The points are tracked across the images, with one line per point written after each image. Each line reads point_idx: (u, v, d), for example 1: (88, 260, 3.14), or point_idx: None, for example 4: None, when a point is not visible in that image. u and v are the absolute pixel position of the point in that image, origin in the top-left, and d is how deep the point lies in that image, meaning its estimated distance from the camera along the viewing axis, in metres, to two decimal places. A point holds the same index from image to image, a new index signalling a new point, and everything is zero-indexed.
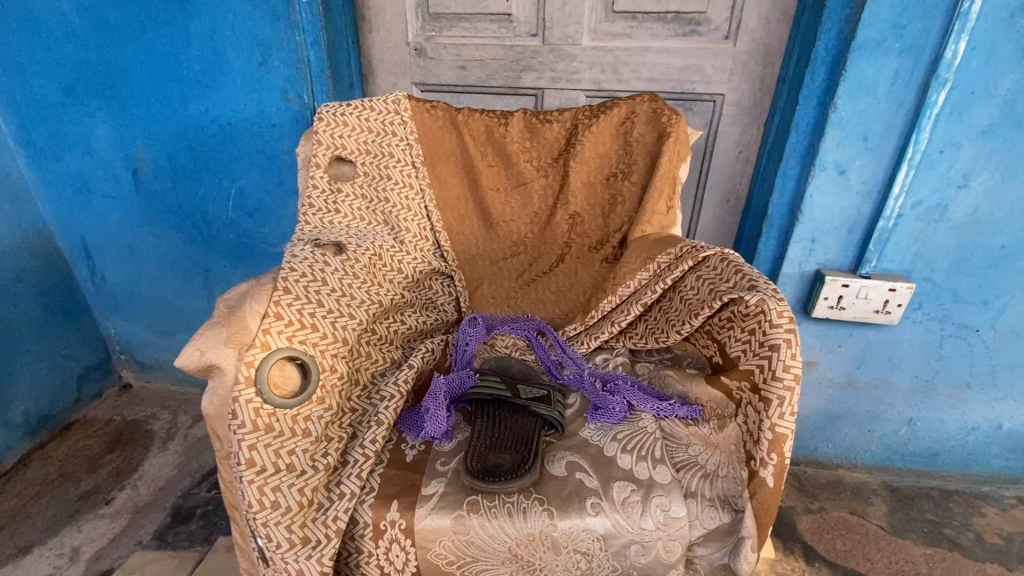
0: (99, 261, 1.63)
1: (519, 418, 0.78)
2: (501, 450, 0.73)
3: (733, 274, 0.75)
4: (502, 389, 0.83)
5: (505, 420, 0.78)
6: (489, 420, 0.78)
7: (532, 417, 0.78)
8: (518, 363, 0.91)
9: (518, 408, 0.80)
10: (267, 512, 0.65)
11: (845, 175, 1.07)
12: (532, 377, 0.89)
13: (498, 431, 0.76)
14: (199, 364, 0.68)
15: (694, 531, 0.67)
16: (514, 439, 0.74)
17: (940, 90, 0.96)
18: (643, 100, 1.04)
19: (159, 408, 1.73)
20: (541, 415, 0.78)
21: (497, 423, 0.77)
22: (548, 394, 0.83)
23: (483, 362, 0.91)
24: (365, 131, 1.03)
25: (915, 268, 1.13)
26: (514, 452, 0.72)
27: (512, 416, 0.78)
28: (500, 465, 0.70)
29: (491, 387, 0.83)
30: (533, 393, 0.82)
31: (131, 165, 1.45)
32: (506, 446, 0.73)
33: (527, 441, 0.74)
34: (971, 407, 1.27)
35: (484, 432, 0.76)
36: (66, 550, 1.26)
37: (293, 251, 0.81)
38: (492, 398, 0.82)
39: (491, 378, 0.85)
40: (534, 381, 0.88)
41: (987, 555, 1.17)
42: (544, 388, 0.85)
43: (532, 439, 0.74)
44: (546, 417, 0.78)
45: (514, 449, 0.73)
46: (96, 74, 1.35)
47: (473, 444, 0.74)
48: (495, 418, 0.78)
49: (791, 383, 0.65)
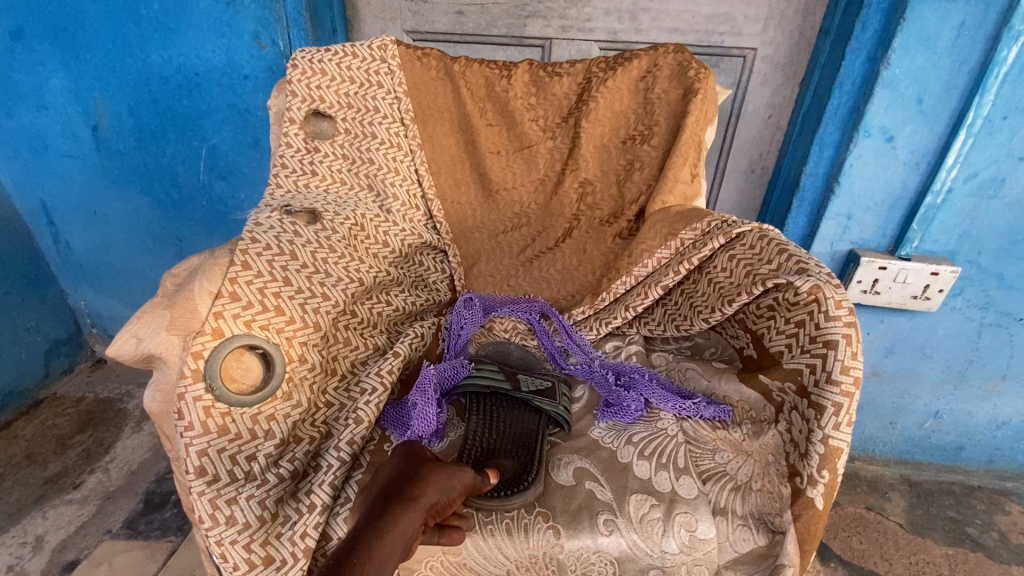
0: (62, 228, 1.50)
1: (519, 416, 0.68)
2: (496, 452, 0.63)
3: (776, 255, 0.64)
4: (501, 379, 0.72)
5: (503, 417, 0.68)
6: (485, 417, 0.68)
7: (533, 414, 0.68)
8: (518, 348, 0.80)
9: (517, 403, 0.70)
10: (222, 529, 0.55)
11: (892, 144, 0.94)
12: (534, 365, 0.78)
13: (495, 431, 0.66)
14: (138, 354, 0.57)
15: (724, 555, 0.57)
16: (515, 441, 0.64)
17: (1012, 44, 0.83)
18: (667, 52, 0.91)
19: (134, 385, 1.63)
20: (545, 412, 0.68)
21: (495, 420, 0.67)
22: (553, 386, 0.72)
23: (477, 350, 0.81)
24: (347, 81, 0.89)
25: (961, 249, 1.01)
26: (514, 456, 0.62)
27: (513, 413, 0.68)
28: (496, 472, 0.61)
29: (488, 377, 0.72)
30: (536, 384, 0.72)
31: (91, 121, 1.30)
32: (503, 449, 0.63)
33: (529, 444, 0.64)
34: (1004, 401, 1.18)
35: (479, 431, 0.66)
36: (30, 539, 1.18)
37: (257, 219, 0.69)
38: (488, 391, 0.71)
39: (491, 365, 0.75)
40: (537, 369, 0.77)
41: (1013, 556, 1.10)
42: (548, 378, 0.74)
43: (535, 442, 0.64)
44: (551, 414, 0.68)
45: (514, 453, 0.63)
46: (44, 15, 1.19)
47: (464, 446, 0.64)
48: (492, 414, 0.68)
49: (850, 387, 0.53)
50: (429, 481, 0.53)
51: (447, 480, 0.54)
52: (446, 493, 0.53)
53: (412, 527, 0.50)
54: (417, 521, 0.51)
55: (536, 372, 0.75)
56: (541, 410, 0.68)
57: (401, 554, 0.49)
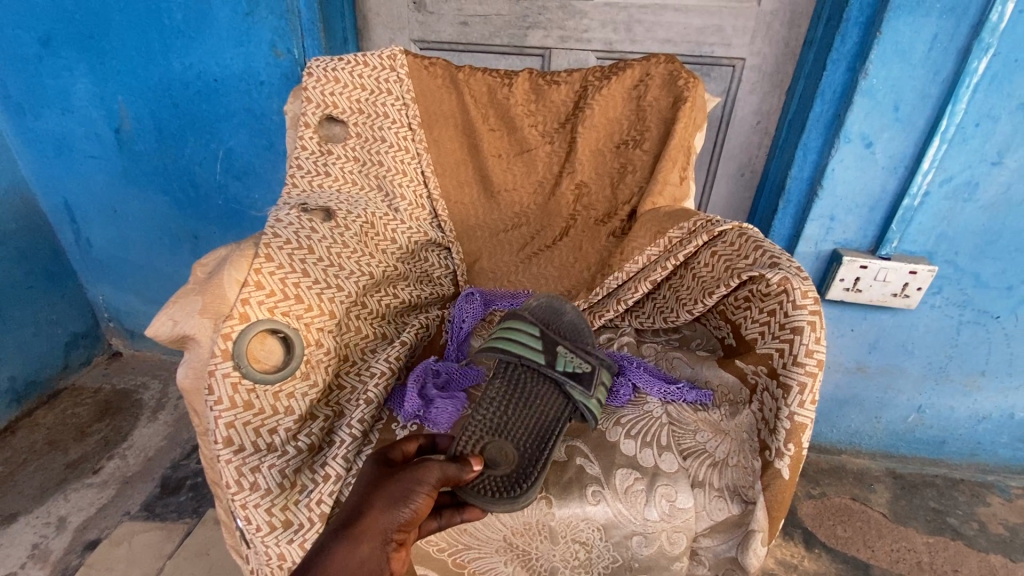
0: (83, 225, 1.57)
1: (541, 398, 0.66)
2: (504, 439, 0.62)
3: (752, 251, 0.69)
4: (539, 350, 0.68)
5: (524, 395, 0.66)
6: (509, 390, 0.66)
7: (560, 398, 0.66)
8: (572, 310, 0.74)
9: (549, 379, 0.68)
10: (246, 494, 0.61)
11: (871, 149, 1.00)
12: (584, 334, 0.73)
13: (512, 412, 0.65)
14: (173, 335, 0.63)
15: (701, 522, 0.63)
16: (530, 430, 0.64)
17: (981, 56, 0.88)
18: (659, 62, 0.97)
19: (149, 377, 1.70)
20: (573, 399, 0.65)
21: (512, 396, 0.66)
22: (592, 372, 0.67)
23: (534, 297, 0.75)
24: (359, 88, 0.96)
25: (938, 249, 1.07)
26: (520, 448, 0.62)
27: (535, 393, 0.67)
28: (498, 462, 0.60)
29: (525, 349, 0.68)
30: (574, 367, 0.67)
31: (114, 123, 1.37)
32: (512, 437, 0.62)
33: (542, 437, 0.63)
34: (984, 396, 1.23)
35: (499, 406, 0.64)
36: (53, 519, 1.24)
37: (277, 216, 0.75)
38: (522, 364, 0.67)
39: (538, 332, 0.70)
40: (585, 342, 0.72)
41: (990, 545, 1.15)
42: (589, 358, 0.69)
43: (549, 438, 0.63)
44: (579, 404, 0.65)
45: (522, 445, 0.62)
46: (73, 23, 1.26)
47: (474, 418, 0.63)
48: (513, 388, 0.67)
49: (813, 368, 0.60)
50: (379, 501, 0.49)
51: (401, 492, 0.50)
52: (403, 505, 0.49)
53: (367, 554, 0.47)
54: (369, 545, 0.48)
55: (579, 351, 0.69)
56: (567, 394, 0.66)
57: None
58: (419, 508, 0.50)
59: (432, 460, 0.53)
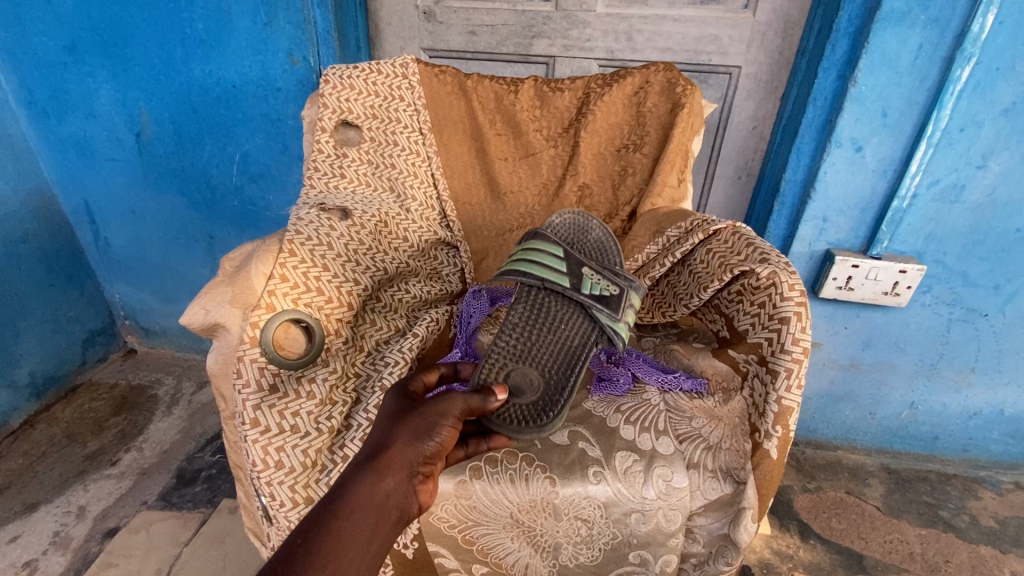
0: (102, 226, 1.62)
1: (567, 328, 0.75)
2: (536, 369, 0.72)
3: (744, 248, 0.74)
4: (564, 274, 0.75)
5: (552, 328, 0.75)
6: (539, 316, 0.75)
7: (586, 323, 0.75)
8: (596, 230, 0.80)
9: (575, 303, 0.75)
10: (271, 472, 0.66)
11: (861, 153, 1.05)
12: (609, 251, 0.78)
13: (540, 344, 0.74)
14: (205, 323, 0.69)
15: (695, 501, 0.67)
16: (560, 356, 0.73)
17: (964, 64, 0.93)
18: (658, 70, 1.02)
19: (163, 373, 1.75)
20: (599, 322, 0.73)
21: (541, 330, 0.75)
22: (620, 294, 0.74)
23: (559, 218, 0.80)
24: (373, 95, 1.01)
25: (927, 249, 1.11)
26: (553, 372, 0.72)
27: (561, 324, 0.75)
28: (533, 385, 0.70)
29: (554, 274, 0.75)
30: (602, 289, 0.74)
31: (135, 128, 1.43)
32: (543, 367, 0.72)
33: (572, 361, 0.73)
34: (974, 392, 1.27)
35: (531, 334, 0.74)
36: (73, 508, 1.29)
37: (298, 214, 0.80)
38: (553, 289, 0.75)
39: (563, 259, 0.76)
40: (610, 263, 0.77)
41: (981, 537, 1.18)
42: (613, 278, 0.75)
43: (576, 365, 0.72)
44: (604, 327, 0.74)
45: (554, 369, 0.72)
46: (98, 32, 1.32)
47: (509, 348, 0.72)
48: (543, 321, 0.75)
49: (800, 355, 0.64)
50: (404, 435, 0.53)
51: (427, 425, 0.54)
52: (429, 437, 0.54)
53: (393, 486, 0.51)
54: (395, 477, 0.51)
55: (605, 274, 0.75)
56: (595, 319, 0.74)
57: (388, 510, 0.50)
58: (444, 439, 0.55)
59: (455, 394, 0.58)
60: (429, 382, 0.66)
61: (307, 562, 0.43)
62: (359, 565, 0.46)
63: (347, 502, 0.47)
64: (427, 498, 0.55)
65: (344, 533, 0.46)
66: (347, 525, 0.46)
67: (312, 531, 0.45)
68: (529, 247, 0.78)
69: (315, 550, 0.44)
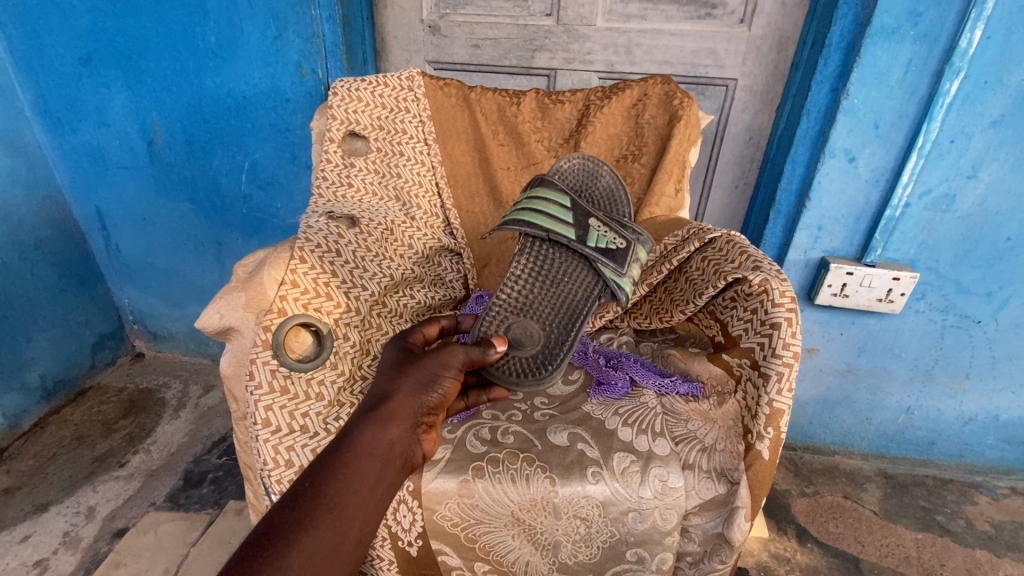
0: (113, 232, 1.66)
1: (573, 286, 0.83)
2: (541, 323, 0.81)
3: (738, 256, 0.77)
4: (571, 226, 0.83)
5: (558, 285, 0.84)
6: (546, 268, 0.85)
7: (591, 276, 0.83)
8: (607, 175, 0.88)
9: (578, 256, 0.84)
10: (281, 470, 0.69)
11: (854, 163, 1.07)
12: (617, 198, 0.87)
13: (546, 300, 0.83)
14: (219, 326, 0.72)
15: (690, 501, 0.70)
16: (564, 311, 0.82)
17: (953, 78, 0.96)
18: (656, 83, 1.06)
19: (171, 377, 1.77)
20: (603, 276, 0.81)
21: (548, 285, 0.84)
22: (626, 248, 0.81)
23: (569, 162, 0.88)
24: (379, 107, 1.04)
25: (920, 257, 1.13)
26: (555, 326, 0.81)
27: (568, 281, 0.84)
28: (534, 337, 0.80)
29: (562, 224, 0.83)
30: (608, 242, 0.81)
31: (147, 137, 1.47)
32: (547, 321, 0.81)
33: (574, 315, 0.81)
34: (969, 398, 1.29)
35: (536, 288, 0.84)
36: (83, 509, 1.31)
37: (308, 222, 0.83)
38: (559, 241, 0.83)
39: (577, 206, 0.84)
40: (618, 212, 0.86)
41: (977, 541, 1.19)
42: (617, 230, 0.83)
43: (578, 321, 0.81)
44: (606, 280, 0.82)
45: (557, 323, 0.81)
46: (113, 45, 1.36)
47: (512, 303, 0.82)
48: (547, 275, 0.84)
49: (790, 360, 0.67)
50: (408, 388, 0.61)
51: (430, 377, 0.63)
52: (431, 389, 0.63)
53: (397, 436, 0.58)
54: (399, 425, 0.58)
55: (614, 226, 0.83)
56: (600, 274, 0.82)
57: (391, 456, 0.57)
58: (446, 389, 0.64)
59: (456, 348, 0.68)
60: (428, 335, 0.74)
61: (314, 505, 0.49)
62: (361, 509, 0.52)
63: (353, 451, 0.54)
64: (430, 446, 0.63)
65: (352, 476, 0.53)
66: (354, 470, 0.53)
67: (321, 475, 0.51)
68: (537, 200, 0.85)
69: (322, 493, 0.50)
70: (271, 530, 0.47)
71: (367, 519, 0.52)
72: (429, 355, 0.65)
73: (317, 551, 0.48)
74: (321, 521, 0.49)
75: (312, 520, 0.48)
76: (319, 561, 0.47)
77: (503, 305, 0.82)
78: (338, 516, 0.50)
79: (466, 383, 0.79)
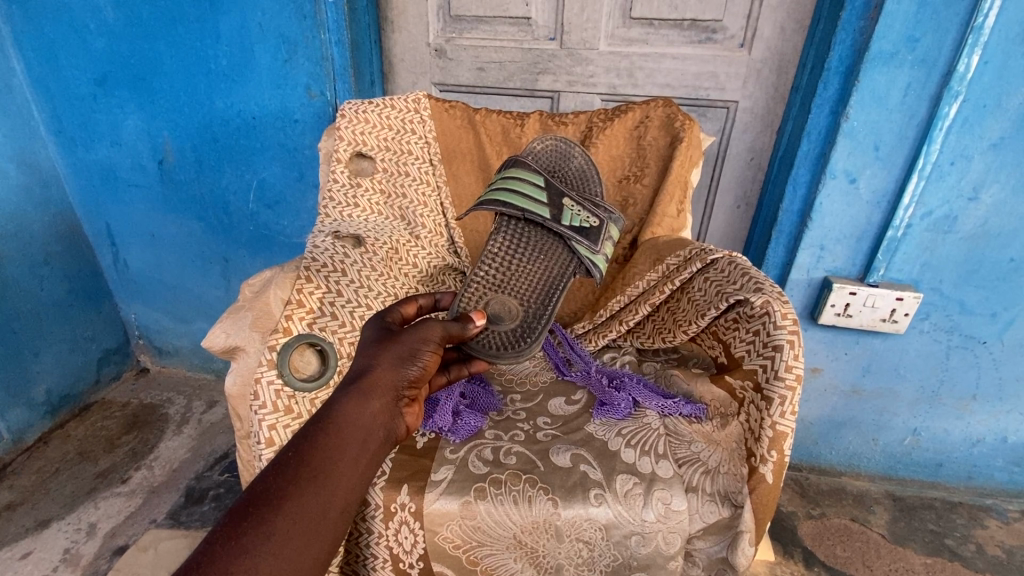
0: (122, 248, 1.68)
1: (550, 265, 0.94)
2: (520, 299, 0.90)
3: (740, 277, 0.77)
4: (544, 205, 0.93)
5: (536, 266, 0.94)
6: (527, 247, 0.95)
7: (566, 254, 0.95)
8: (578, 156, 1.00)
9: (552, 235, 0.95)
10: None
11: (855, 184, 1.08)
12: (588, 175, 0.99)
13: (523, 280, 0.92)
14: (226, 345, 0.73)
15: (694, 524, 0.69)
16: (540, 293, 0.91)
17: (951, 102, 0.97)
18: (658, 106, 1.08)
19: (175, 392, 1.78)
20: (578, 255, 0.93)
21: (526, 267, 0.94)
22: (599, 227, 0.93)
23: (541, 144, 1.00)
24: (386, 128, 1.06)
25: (924, 277, 1.13)
26: (533, 306, 0.89)
27: (545, 261, 0.94)
28: (512, 315, 0.88)
29: (537, 205, 0.93)
30: (581, 220, 0.93)
31: (158, 156, 1.50)
32: (525, 297, 0.90)
33: (550, 293, 0.91)
34: (976, 419, 1.28)
35: (519, 270, 0.93)
36: (84, 525, 1.31)
37: (315, 243, 0.84)
38: (535, 220, 0.93)
39: (552, 186, 0.95)
40: (592, 189, 0.99)
41: (987, 566, 1.17)
42: (586, 210, 0.95)
43: (555, 296, 0.90)
44: (581, 260, 0.93)
45: (532, 304, 0.89)
46: (128, 68, 1.40)
47: (492, 287, 0.90)
48: (524, 256, 0.94)
49: (793, 383, 0.68)
50: (388, 361, 0.62)
51: (409, 351, 0.64)
52: (411, 362, 0.63)
53: (381, 408, 0.58)
54: (382, 398, 0.59)
55: (586, 206, 0.95)
56: (574, 252, 0.93)
57: (376, 428, 0.57)
58: (426, 362, 0.65)
59: (434, 322, 0.68)
60: (406, 314, 0.73)
61: (299, 473, 0.50)
62: (348, 478, 0.52)
63: (335, 421, 0.54)
64: (413, 419, 0.64)
65: (335, 446, 0.53)
66: (338, 440, 0.53)
67: (303, 445, 0.52)
68: (514, 180, 0.94)
69: (304, 462, 0.50)
70: (256, 496, 0.47)
71: (354, 490, 0.52)
72: (407, 330, 0.66)
73: (301, 518, 0.48)
74: (305, 488, 0.49)
75: (295, 487, 0.49)
76: (307, 524, 0.48)
77: (484, 282, 0.91)
78: (323, 484, 0.50)
79: (446, 356, 0.82)
